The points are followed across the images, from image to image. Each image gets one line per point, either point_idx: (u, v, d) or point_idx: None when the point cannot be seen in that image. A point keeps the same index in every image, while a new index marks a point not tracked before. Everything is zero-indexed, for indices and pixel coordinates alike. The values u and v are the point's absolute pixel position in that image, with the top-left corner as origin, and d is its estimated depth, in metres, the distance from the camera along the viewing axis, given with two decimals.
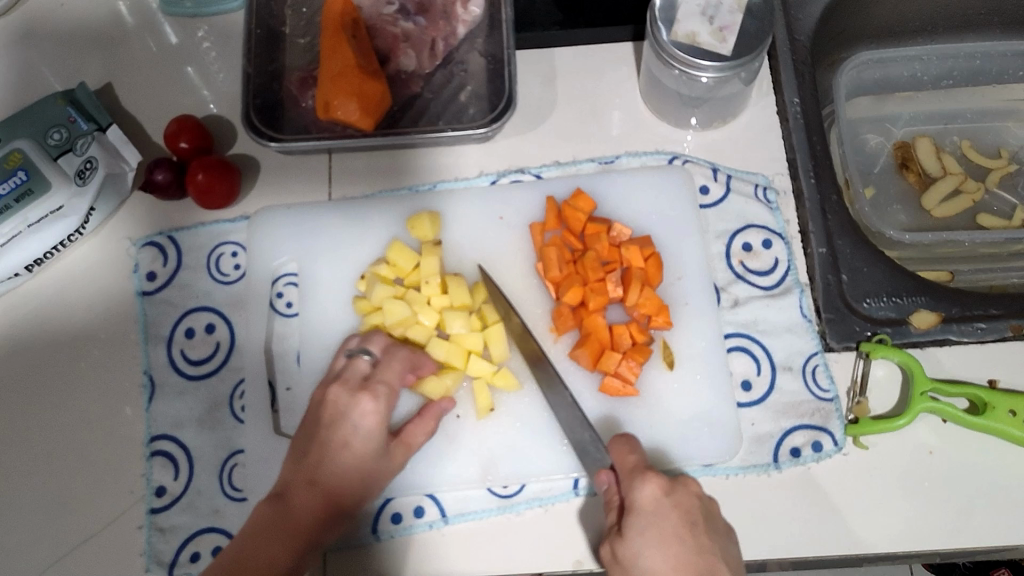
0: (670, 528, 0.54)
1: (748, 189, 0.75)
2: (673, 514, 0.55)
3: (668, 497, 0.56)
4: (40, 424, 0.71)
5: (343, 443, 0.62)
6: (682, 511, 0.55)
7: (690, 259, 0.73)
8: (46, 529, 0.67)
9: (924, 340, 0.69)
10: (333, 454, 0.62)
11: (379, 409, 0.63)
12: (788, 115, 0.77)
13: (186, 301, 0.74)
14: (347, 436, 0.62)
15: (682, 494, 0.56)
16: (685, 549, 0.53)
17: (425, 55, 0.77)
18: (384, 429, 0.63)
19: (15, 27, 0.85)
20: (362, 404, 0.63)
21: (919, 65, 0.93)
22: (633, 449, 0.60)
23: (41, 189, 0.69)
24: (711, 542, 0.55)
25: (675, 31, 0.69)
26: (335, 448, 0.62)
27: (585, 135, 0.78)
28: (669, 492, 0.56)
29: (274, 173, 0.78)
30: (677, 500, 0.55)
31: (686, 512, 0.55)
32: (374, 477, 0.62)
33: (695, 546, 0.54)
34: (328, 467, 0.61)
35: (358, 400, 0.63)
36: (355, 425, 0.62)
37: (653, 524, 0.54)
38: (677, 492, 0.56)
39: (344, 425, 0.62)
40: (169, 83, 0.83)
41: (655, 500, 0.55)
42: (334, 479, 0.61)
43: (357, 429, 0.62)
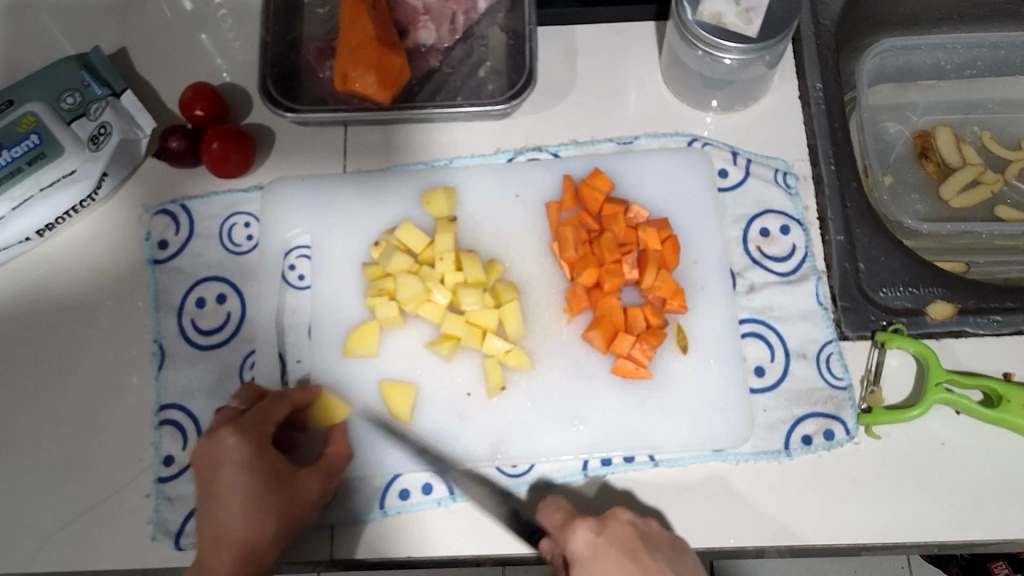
0: (614, 562, 0.55)
1: (767, 173, 0.74)
2: (611, 549, 0.56)
3: (600, 535, 0.57)
4: (49, 389, 0.71)
5: (231, 486, 0.58)
6: (618, 544, 0.56)
7: (707, 243, 0.72)
8: (54, 494, 0.67)
9: (939, 332, 0.69)
10: (224, 499, 0.58)
11: (243, 441, 0.59)
12: (810, 100, 0.77)
13: (198, 271, 0.73)
14: (229, 477, 0.58)
15: (613, 526, 0.58)
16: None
17: (445, 28, 0.76)
18: (255, 457, 0.59)
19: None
20: (226, 441, 0.59)
21: (942, 54, 0.91)
22: (558, 504, 0.61)
23: (54, 153, 0.69)
24: (658, 564, 0.56)
25: (700, 12, 0.68)
26: (225, 494, 0.58)
27: (604, 115, 0.78)
28: (599, 529, 0.57)
29: (289, 145, 0.77)
30: (611, 535, 0.57)
31: (625, 543, 0.57)
32: (279, 506, 0.59)
33: (644, 571, 0.55)
34: (226, 517, 0.57)
35: (224, 441, 0.59)
36: (231, 465, 0.59)
37: (598, 565, 0.56)
38: (609, 527, 0.58)
39: (221, 468, 0.58)
40: (184, 50, 0.82)
41: (590, 541, 0.57)
42: (237, 525, 0.57)
43: (235, 466, 0.59)
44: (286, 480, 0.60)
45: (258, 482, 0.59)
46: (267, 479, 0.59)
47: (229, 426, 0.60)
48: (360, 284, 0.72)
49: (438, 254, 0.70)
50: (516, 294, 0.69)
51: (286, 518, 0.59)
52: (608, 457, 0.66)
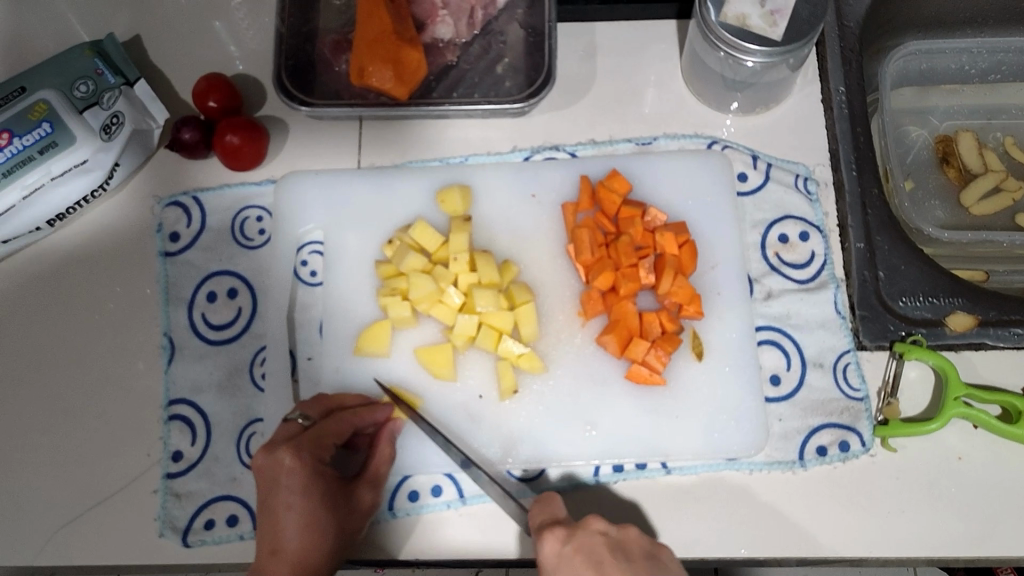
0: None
1: (788, 178, 0.73)
2: (572, 563, 0.53)
3: (567, 545, 0.54)
4: (59, 380, 0.70)
5: (286, 505, 0.58)
6: (581, 555, 0.53)
7: (725, 248, 0.71)
8: (62, 487, 0.67)
9: (959, 343, 0.68)
10: (282, 519, 0.57)
11: (303, 459, 0.59)
12: (833, 103, 0.75)
13: (209, 264, 0.73)
14: (287, 497, 0.58)
15: (583, 536, 0.54)
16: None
17: (464, 23, 0.75)
18: (315, 475, 0.59)
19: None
20: (284, 459, 0.59)
21: (967, 58, 0.89)
22: (551, 509, 0.59)
23: (66, 141, 0.68)
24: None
25: (724, 13, 0.67)
26: (284, 512, 0.58)
27: (622, 114, 0.76)
28: (568, 539, 0.54)
29: (303, 138, 0.77)
30: (577, 543, 0.54)
31: (589, 553, 0.53)
32: (335, 525, 0.58)
33: None
34: (284, 537, 0.57)
35: (283, 458, 0.59)
36: (289, 484, 0.58)
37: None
38: (578, 536, 0.54)
39: (280, 486, 0.58)
40: (198, 38, 0.81)
41: (555, 551, 0.54)
42: (296, 545, 0.57)
43: (294, 485, 0.58)
44: (344, 494, 0.61)
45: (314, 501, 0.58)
46: (325, 497, 0.59)
47: (286, 441, 0.60)
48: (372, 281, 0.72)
49: (452, 254, 0.69)
50: (530, 297, 0.68)
51: (341, 537, 0.59)
52: (620, 463, 0.66)
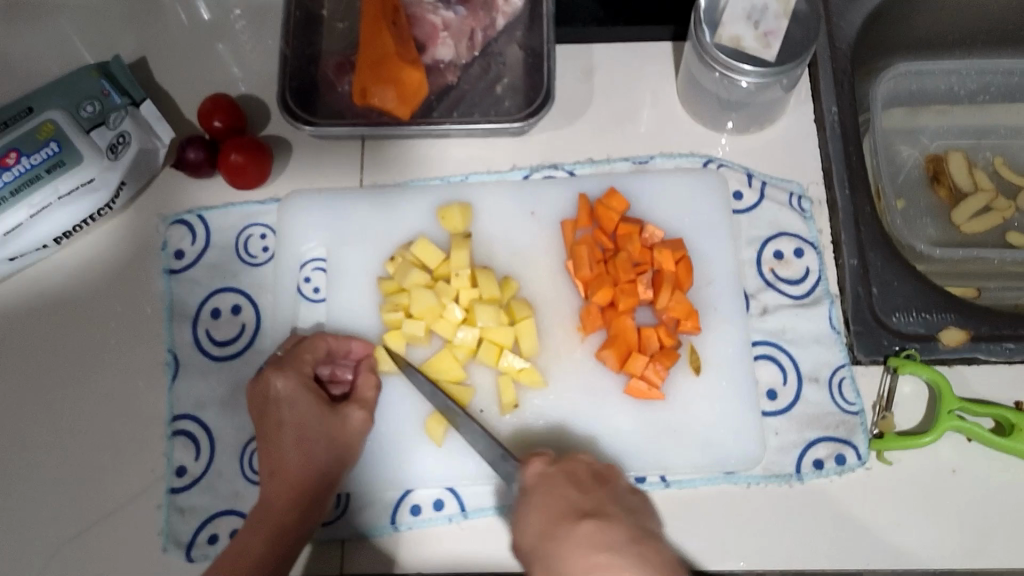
0: (553, 489, 0.55)
1: (782, 197, 0.75)
2: (557, 478, 0.56)
3: (553, 467, 0.57)
4: (63, 398, 0.71)
5: (279, 422, 0.62)
6: (566, 474, 0.56)
7: (721, 264, 0.73)
8: (65, 503, 0.67)
9: (951, 358, 0.69)
10: (276, 434, 0.62)
11: (291, 380, 0.63)
12: (825, 124, 0.77)
13: (214, 281, 0.74)
14: (279, 415, 0.62)
15: (568, 463, 0.58)
16: (568, 500, 0.54)
17: (464, 45, 0.76)
18: (305, 395, 0.63)
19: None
20: (274, 381, 0.63)
21: (956, 79, 0.92)
22: (537, 448, 0.62)
23: (73, 161, 0.69)
24: (601, 493, 0.55)
25: (719, 35, 0.69)
26: (279, 427, 0.62)
27: (619, 134, 0.78)
28: (554, 463, 0.58)
29: (305, 157, 0.78)
30: (561, 467, 0.57)
31: (570, 474, 0.57)
32: (329, 443, 0.62)
33: (580, 496, 0.54)
34: (281, 450, 0.61)
35: (271, 380, 0.63)
36: (279, 402, 0.63)
37: (541, 490, 0.56)
38: (565, 463, 0.58)
39: (273, 406, 0.63)
40: (202, 60, 0.82)
41: (538, 474, 0.57)
42: (292, 458, 0.61)
43: (284, 406, 0.63)
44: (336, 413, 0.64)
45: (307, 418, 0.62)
46: (313, 408, 0.63)
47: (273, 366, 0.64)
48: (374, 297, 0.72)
49: (454, 270, 0.70)
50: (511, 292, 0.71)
51: (337, 454, 0.62)
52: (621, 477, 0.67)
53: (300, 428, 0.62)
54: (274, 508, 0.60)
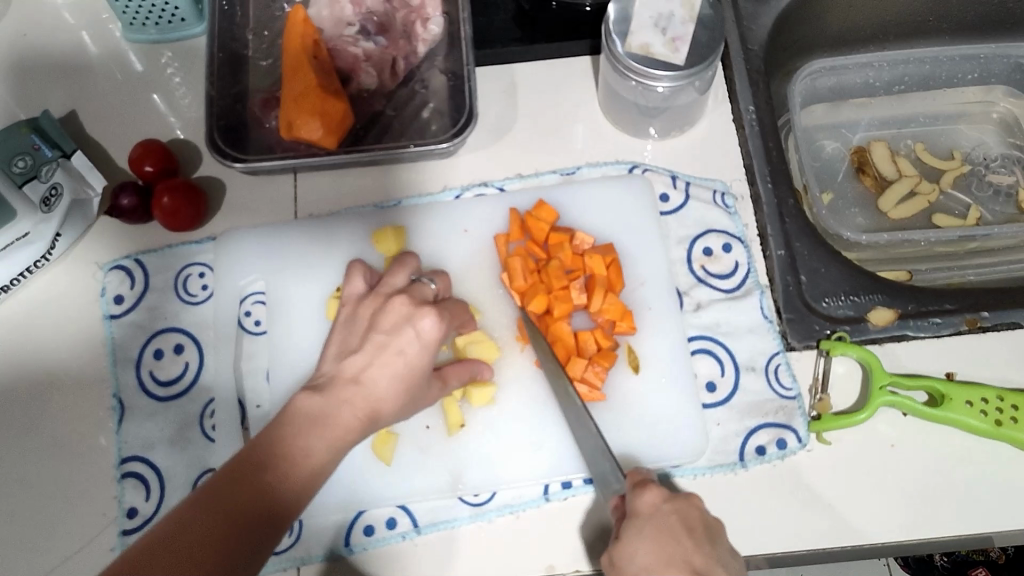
0: (667, 529, 0.55)
1: (706, 195, 0.77)
2: (671, 516, 0.55)
3: (667, 503, 0.56)
4: (9, 453, 0.71)
5: (397, 356, 0.59)
6: (679, 516, 0.55)
7: (651, 265, 0.74)
8: (19, 555, 0.67)
9: (881, 337, 0.71)
10: (378, 372, 0.58)
11: (437, 326, 0.61)
12: (743, 123, 0.79)
13: (156, 323, 0.74)
14: (404, 350, 0.60)
15: (683, 503, 0.57)
16: (681, 549, 0.54)
17: (387, 74, 0.78)
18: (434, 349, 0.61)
19: None
20: (424, 321, 0.61)
21: (872, 73, 0.94)
22: (636, 472, 0.60)
23: (7, 217, 0.70)
24: (708, 548, 0.54)
25: (629, 43, 0.71)
26: (387, 368, 0.59)
27: (546, 148, 0.80)
28: (669, 498, 0.57)
29: (240, 195, 0.79)
30: (677, 507, 0.56)
31: (685, 519, 0.55)
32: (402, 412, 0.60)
33: (691, 548, 0.54)
34: (378, 399, 0.58)
35: (423, 317, 0.61)
36: (419, 338, 0.60)
37: (650, 524, 0.55)
38: (679, 501, 0.57)
39: (409, 342, 0.60)
40: (133, 109, 0.83)
41: (654, 505, 0.56)
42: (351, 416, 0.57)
43: (419, 347, 0.60)
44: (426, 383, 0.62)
45: (399, 386, 0.59)
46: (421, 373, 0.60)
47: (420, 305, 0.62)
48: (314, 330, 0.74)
49: None
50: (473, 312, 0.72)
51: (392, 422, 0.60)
52: (569, 479, 0.67)
53: (388, 390, 0.58)
54: (276, 476, 0.52)
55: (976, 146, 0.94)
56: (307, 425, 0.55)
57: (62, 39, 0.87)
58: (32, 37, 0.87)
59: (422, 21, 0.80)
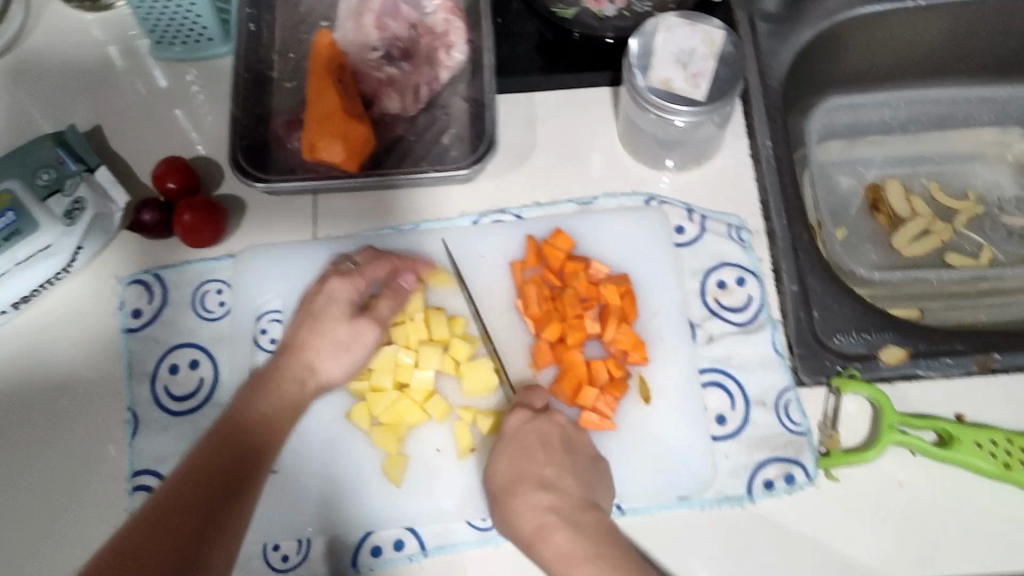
0: (525, 446, 0.65)
1: (721, 228, 0.77)
2: (530, 433, 0.65)
3: (530, 422, 0.66)
4: (23, 462, 0.71)
5: (341, 342, 0.68)
6: (537, 435, 0.65)
7: (664, 297, 0.75)
8: (30, 564, 0.68)
9: (893, 375, 0.71)
10: (319, 346, 0.68)
11: (380, 316, 0.69)
12: (761, 157, 0.79)
13: (171, 337, 0.75)
14: (348, 335, 0.68)
15: (544, 422, 0.66)
16: (532, 463, 0.64)
17: (409, 98, 0.80)
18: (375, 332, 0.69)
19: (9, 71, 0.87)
20: (375, 313, 0.69)
21: (888, 111, 0.96)
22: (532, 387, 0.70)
23: (30, 228, 0.71)
24: (565, 463, 0.64)
25: (650, 77, 0.72)
26: (331, 343, 0.68)
27: (564, 177, 0.80)
28: (531, 419, 0.66)
29: (259, 213, 0.80)
30: (536, 426, 0.66)
31: (542, 436, 0.65)
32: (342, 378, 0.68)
33: (545, 460, 0.64)
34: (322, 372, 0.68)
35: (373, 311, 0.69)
36: (358, 323, 0.68)
37: (514, 440, 0.65)
38: (541, 420, 0.66)
39: (347, 324, 0.68)
40: (157, 125, 0.84)
41: (518, 424, 0.66)
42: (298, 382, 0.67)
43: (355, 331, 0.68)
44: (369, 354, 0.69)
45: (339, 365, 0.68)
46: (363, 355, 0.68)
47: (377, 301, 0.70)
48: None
49: (409, 316, 0.72)
50: (467, 350, 0.71)
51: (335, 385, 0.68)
52: None
53: (323, 359, 0.67)
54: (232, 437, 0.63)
55: (991, 187, 0.94)
56: (257, 395, 0.66)
57: (88, 53, 0.88)
58: (61, 51, 0.88)
59: (446, 48, 0.81)
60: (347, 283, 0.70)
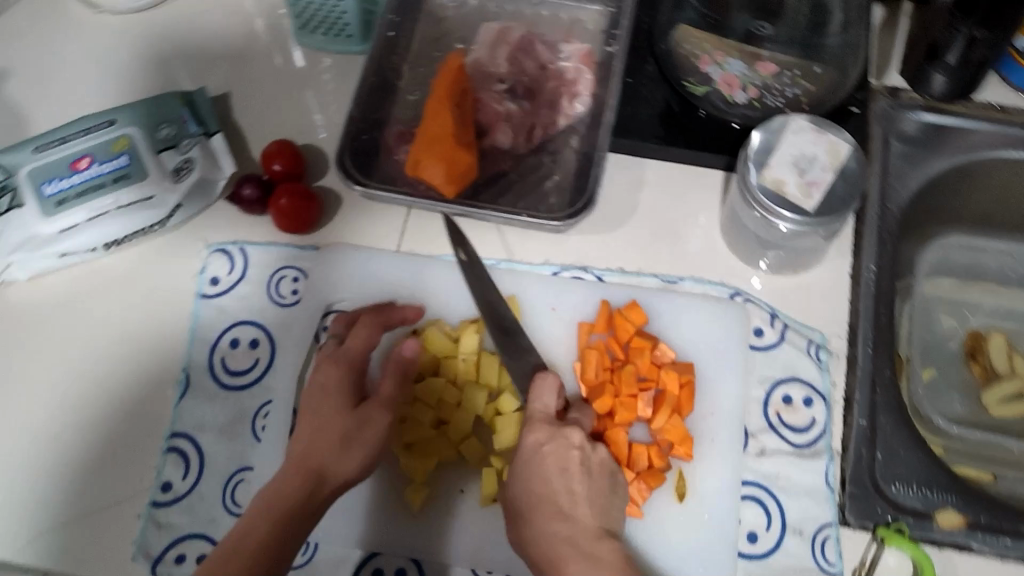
0: (541, 473, 0.62)
1: (801, 342, 0.74)
2: (545, 460, 0.62)
3: (547, 445, 0.63)
4: (74, 396, 0.73)
5: (354, 417, 0.65)
6: (554, 462, 0.62)
7: (725, 398, 0.73)
8: (53, 493, 0.69)
9: (944, 541, 0.67)
10: (339, 422, 0.64)
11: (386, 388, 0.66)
12: (861, 279, 0.76)
13: (239, 312, 0.76)
14: (363, 410, 0.65)
15: (561, 444, 0.63)
16: (551, 491, 0.62)
17: (522, 137, 0.79)
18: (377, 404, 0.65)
19: (161, 25, 0.91)
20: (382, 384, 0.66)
21: (1009, 261, 0.91)
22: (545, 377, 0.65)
23: (138, 175, 0.75)
24: (583, 489, 0.61)
25: (763, 175, 0.70)
26: (349, 422, 0.64)
27: (656, 251, 0.79)
28: (548, 440, 0.63)
29: (352, 214, 0.81)
30: (552, 450, 0.62)
31: (560, 460, 0.62)
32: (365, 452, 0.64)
33: (562, 491, 0.61)
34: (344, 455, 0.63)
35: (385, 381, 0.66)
36: (378, 394, 0.66)
37: (527, 468, 0.62)
38: (558, 441, 0.63)
39: (362, 401, 0.65)
40: (281, 104, 0.86)
41: (535, 446, 0.63)
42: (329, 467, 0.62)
43: (366, 408, 0.65)
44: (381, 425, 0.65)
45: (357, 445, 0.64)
46: (376, 425, 0.65)
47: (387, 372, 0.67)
48: (374, 363, 0.74)
49: (461, 354, 0.71)
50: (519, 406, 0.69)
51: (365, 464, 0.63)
52: None
53: (340, 438, 0.63)
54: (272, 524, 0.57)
55: None
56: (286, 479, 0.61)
57: (236, 23, 0.91)
58: (212, 18, 0.91)
59: (570, 96, 0.81)
60: (339, 355, 0.68)
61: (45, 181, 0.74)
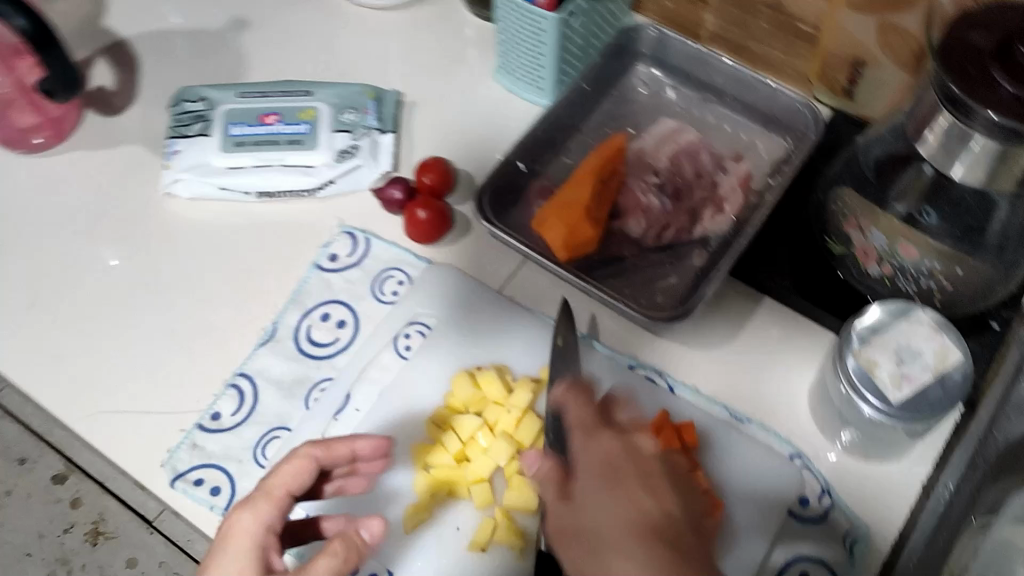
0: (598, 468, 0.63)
1: (840, 530, 0.70)
2: (595, 468, 0.63)
3: (609, 452, 0.64)
4: (179, 309, 0.80)
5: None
6: (608, 457, 0.64)
7: (744, 552, 0.70)
8: (126, 384, 0.76)
9: None
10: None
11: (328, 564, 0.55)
12: (931, 496, 0.72)
13: (341, 291, 0.81)
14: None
15: (607, 441, 0.65)
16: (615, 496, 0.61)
17: (652, 232, 0.81)
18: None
19: (386, 21, 0.97)
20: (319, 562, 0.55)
21: None
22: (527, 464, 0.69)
23: (308, 143, 0.86)
24: (637, 479, 0.62)
25: (861, 352, 0.69)
26: None
27: (738, 388, 0.78)
28: (594, 440, 0.65)
29: (475, 244, 0.84)
30: (604, 445, 0.64)
31: (609, 461, 0.64)
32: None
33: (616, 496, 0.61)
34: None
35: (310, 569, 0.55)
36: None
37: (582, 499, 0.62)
38: (605, 442, 0.65)
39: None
40: (456, 121, 0.90)
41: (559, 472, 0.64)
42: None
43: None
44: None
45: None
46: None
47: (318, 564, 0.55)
48: (428, 384, 0.76)
49: (509, 405, 0.72)
50: None
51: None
52: None
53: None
54: None
55: None
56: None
57: (450, 37, 0.96)
58: (433, 29, 0.97)
59: (714, 210, 0.81)
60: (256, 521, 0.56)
61: (232, 124, 0.87)
